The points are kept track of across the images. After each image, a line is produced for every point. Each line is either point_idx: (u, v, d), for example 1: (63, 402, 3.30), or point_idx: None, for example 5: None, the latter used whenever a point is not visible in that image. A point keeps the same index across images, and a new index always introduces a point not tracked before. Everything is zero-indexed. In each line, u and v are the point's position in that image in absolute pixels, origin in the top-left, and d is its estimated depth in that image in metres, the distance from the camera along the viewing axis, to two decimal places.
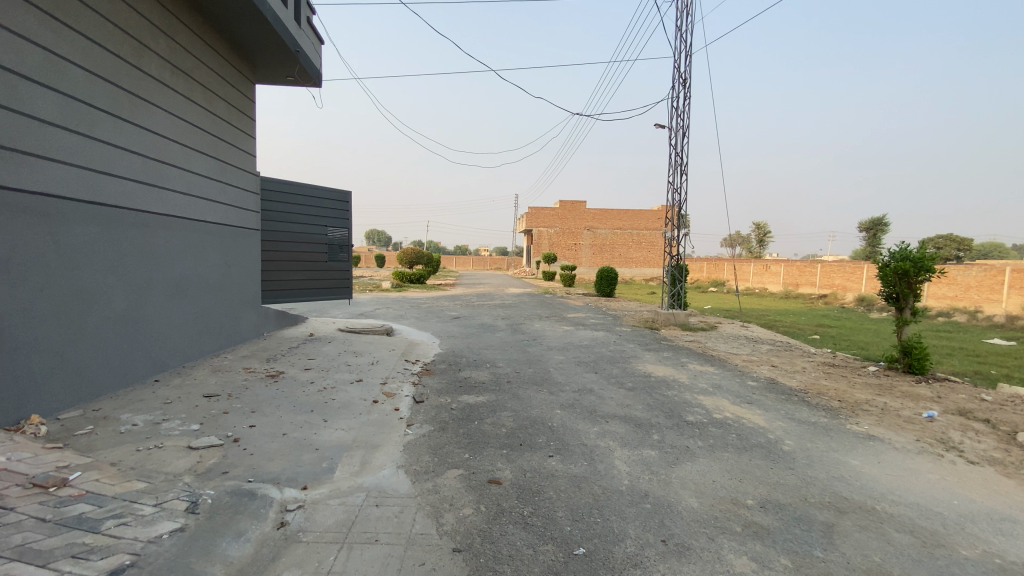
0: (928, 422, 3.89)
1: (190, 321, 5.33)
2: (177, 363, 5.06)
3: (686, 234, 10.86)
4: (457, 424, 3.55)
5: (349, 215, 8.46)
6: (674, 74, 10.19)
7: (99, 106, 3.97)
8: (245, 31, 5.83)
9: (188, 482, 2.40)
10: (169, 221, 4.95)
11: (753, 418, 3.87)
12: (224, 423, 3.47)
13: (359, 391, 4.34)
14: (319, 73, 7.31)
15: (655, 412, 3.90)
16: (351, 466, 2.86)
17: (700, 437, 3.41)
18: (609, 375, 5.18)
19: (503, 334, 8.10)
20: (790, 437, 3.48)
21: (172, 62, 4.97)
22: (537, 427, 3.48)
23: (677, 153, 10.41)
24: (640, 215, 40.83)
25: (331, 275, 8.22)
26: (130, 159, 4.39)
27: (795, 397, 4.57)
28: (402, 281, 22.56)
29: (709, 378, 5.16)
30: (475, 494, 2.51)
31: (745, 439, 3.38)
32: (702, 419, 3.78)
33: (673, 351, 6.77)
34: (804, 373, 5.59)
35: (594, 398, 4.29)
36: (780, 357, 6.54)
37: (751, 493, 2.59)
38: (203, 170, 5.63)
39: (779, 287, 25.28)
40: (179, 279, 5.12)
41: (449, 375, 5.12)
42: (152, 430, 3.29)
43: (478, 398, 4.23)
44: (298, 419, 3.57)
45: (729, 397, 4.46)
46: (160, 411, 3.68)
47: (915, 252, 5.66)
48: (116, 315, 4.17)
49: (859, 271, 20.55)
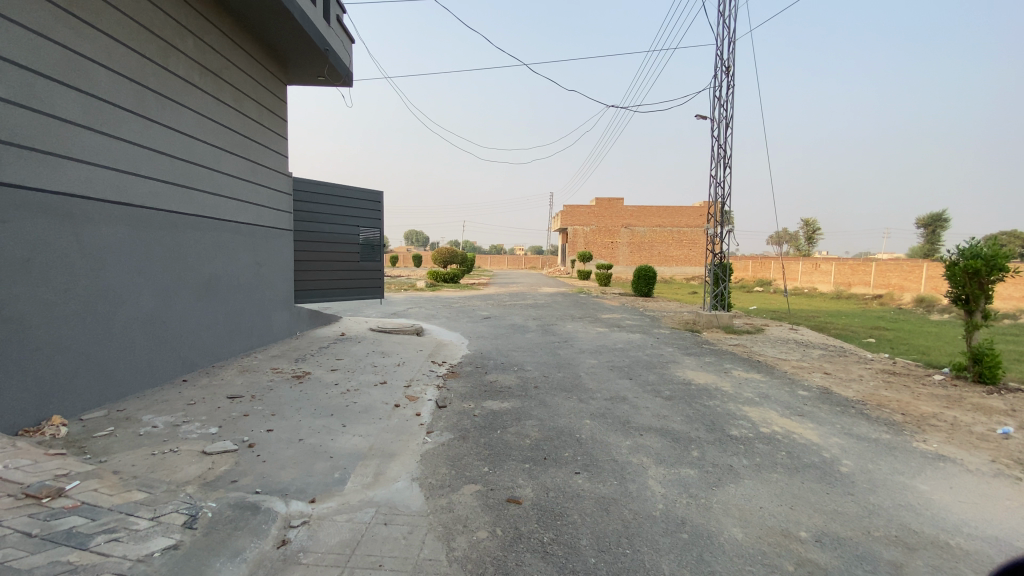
0: (1006, 439, 3.41)
1: (220, 321, 5.35)
2: (208, 362, 5.08)
3: (729, 231, 10.32)
4: (479, 433, 3.35)
5: (381, 215, 8.41)
6: (716, 62, 9.70)
7: (124, 106, 4.00)
8: (274, 30, 5.82)
9: (190, 494, 2.33)
10: (199, 222, 4.98)
11: (805, 433, 3.50)
12: (243, 427, 3.38)
13: (382, 395, 4.20)
14: (349, 71, 7.28)
15: (695, 425, 3.60)
16: (364, 477, 2.70)
17: (745, 455, 3.08)
18: (644, 382, 4.87)
19: (533, 335, 7.86)
20: (848, 456, 3.11)
21: (200, 62, 4.99)
22: (564, 440, 3.24)
23: (720, 146, 9.91)
24: (680, 213, 39.76)
25: (363, 274, 8.19)
26: (158, 159, 4.41)
27: (853, 410, 4.15)
28: (437, 281, 22.66)
29: (755, 387, 4.78)
30: (491, 514, 2.30)
31: (796, 459, 3.04)
32: (748, 433, 3.45)
33: (716, 356, 6.37)
34: (861, 383, 5.11)
35: (628, 407, 4.01)
36: (833, 364, 6.04)
37: (805, 524, 2.27)
38: (234, 171, 5.65)
39: (830, 287, 24.02)
40: (209, 279, 5.14)
41: (475, 378, 4.93)
42: (171, 433, 3.25)
43: (503, 404, 4.02)
44: (317, 423, 3.45)
45: (777, 409, 4.08)
46: (182, 412, 3.65)
47: (988, 248, 5.08)
48: (144, 316, 4.20)
49: (918, 270, 19.22)
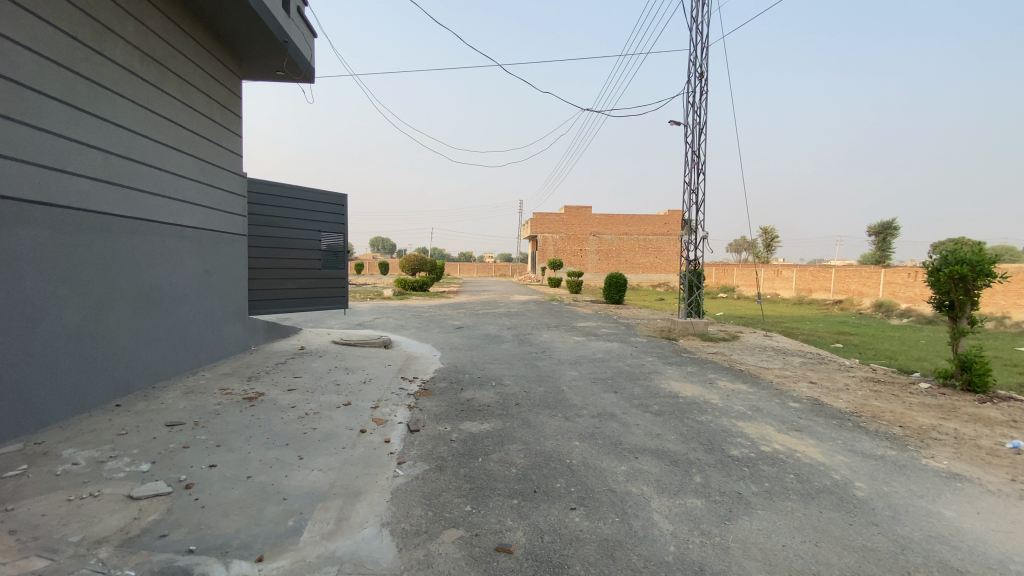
0: (1016, 455, 3.31)
1: (162, 336, 4.77)
2: (146, 383, 4.51)
3: (702, 237, 10.27)
4: (457, 462, 2.96)
5: (345, 220, 7.93)
6: (689, 68, 9.71)
7: (50, 94, 3.46)
8: (227, 19, 5.34)
9: (104, 560, 1.90)
10: (137, 226, 4.42)
11: (808, 452, 3.29)
12: (182, 462, 2.89)
13: (345, 419, 3.76)
14: (310, 66, 6.82)
15: (692, 445, 3.31)
16: (324, 524, 2.29)
17: (753, 479, 2.81)
18: (630, 395, 4.59)
19: (509, 345, 7.53)
20: (859, 478, 2.93)
21: (143, 49, 4.47)
22: (554, 467, 2.90)
23: (693, 152, 9.87)
24: (647, 221, 40.32)
25: (325, 284, 7.67)
26: (89, 154, 3.86)
27: (850, 423, 3.99)
28: (404, 288, 22.08)
29: (745, 399, 4.55)
30: (479, 569, 1.94)
31: (807, 483, 2.80)
32: (749, 454, 3.19)
33: (698, 366, 6.15)
34: (850, 392, 4.98)
35: (618, 426, 3.69)
36: (817, 372, 5.92)
37: (837, 565, 2.00)
38: (180, 169, 5.10)
39: (791, 292, 24.62)
40: (148, 289, 4.57)
41: (450, 396, 4.54)
42: (94, 472, 2.73)
43: (484, 426, 3.65)
44: (268, 456, 2.99)
45: (773, 424, 3.84)
46: (110, 445, 3.11)
47: (973, 254, 5.07)
48: (71, 332, 3.64)
49: (874, 276, 19.88)
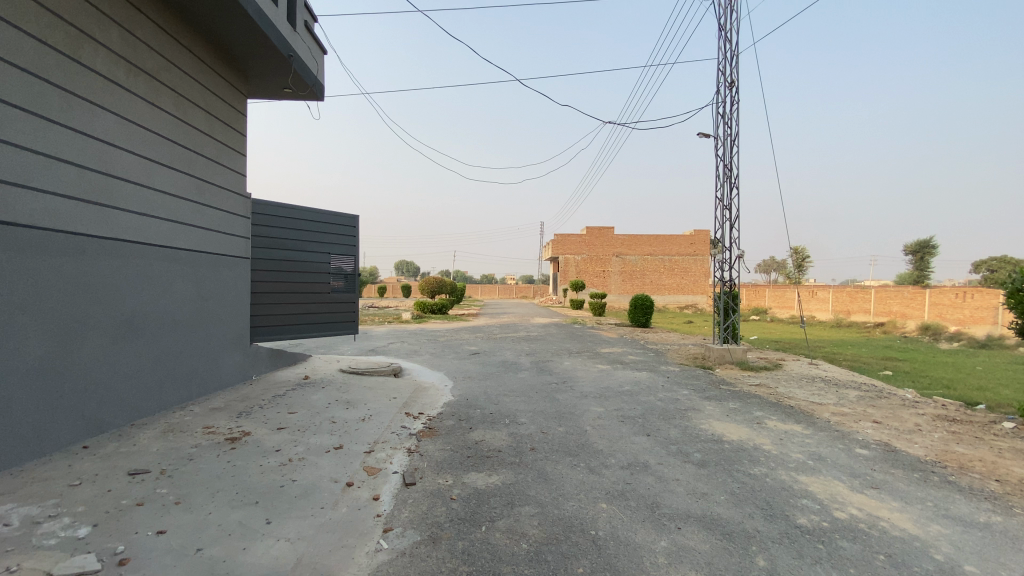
0: None
1: (145, 367, 4.38)
2: (123, 420, 4.09)
3: (737, 256, 9.55)
4: (455, 533, 2.41)
5: (356, 243, 7.55)
6: (718, 77, 9.19)
7: (10, 101, 3.12)
8: (226, 31, 5.08)
9: None
10: (116, 247, 4.06)
11: (895, 521, 2.63)
12: (130, 525, 2.41)
13: (332, 468, 3.24)
14: (317, 81, 6.55)
15: (748, 510, 2.68)
16: None
17: (833, 564, 2.17)
18: (666, 439, 3.95)
19: (527, 374, 6.94)
20: (968, 559, 2.27)
21: (129, 59, 4.18)
22: (577, 542, 2.32)
23: (725, 165, 9.27)
24: (672, 241, 39.47)
25: (334, 310, 7.26)
26: (61, 169, 3.53)
27: (935, 477, 3.29)
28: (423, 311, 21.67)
29: (801, 444, 3.87)
30: None
31: (905, 568, 2.16)
32: (821, 523, 2.55)
33: (741, 401, 5.44)
34: (923, 435, 4.24)
35: (653, 481, 3.08)
36: (879, 409, 5.17)
37: None
38: (172, 188, 4.78)
39: (827, 313, 23.38)
40: (129, 317, 4.18)
41: (456, 438, 3.99)
42: (20, 538, 2.26)
43: (492, 480, 3.08)
44: (231, 520, 2.49)
45: (842, 479, 3.18)
46: (54, 500, 2.65)
47: None
48: (30, 366, 3.24)
49: (919, 296, 18.66)
